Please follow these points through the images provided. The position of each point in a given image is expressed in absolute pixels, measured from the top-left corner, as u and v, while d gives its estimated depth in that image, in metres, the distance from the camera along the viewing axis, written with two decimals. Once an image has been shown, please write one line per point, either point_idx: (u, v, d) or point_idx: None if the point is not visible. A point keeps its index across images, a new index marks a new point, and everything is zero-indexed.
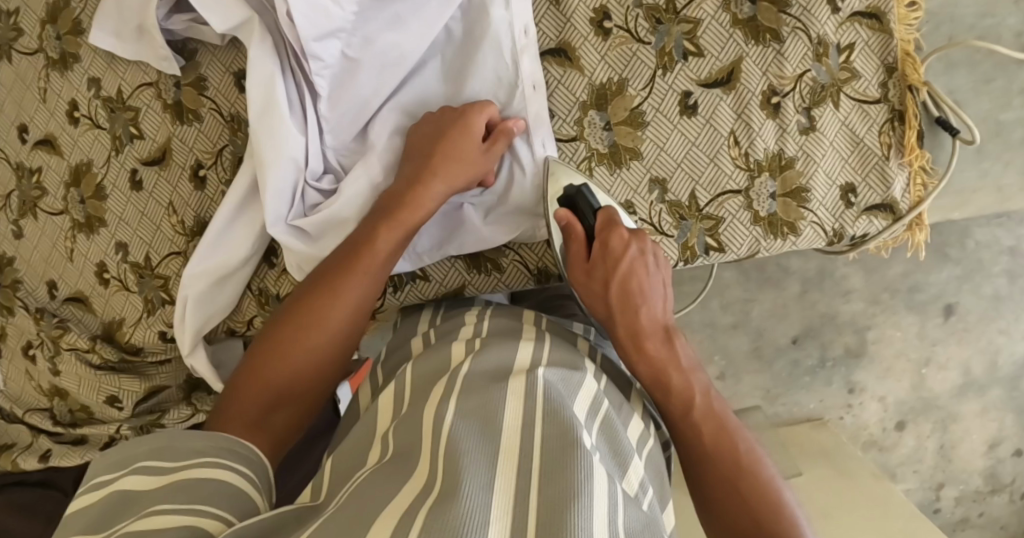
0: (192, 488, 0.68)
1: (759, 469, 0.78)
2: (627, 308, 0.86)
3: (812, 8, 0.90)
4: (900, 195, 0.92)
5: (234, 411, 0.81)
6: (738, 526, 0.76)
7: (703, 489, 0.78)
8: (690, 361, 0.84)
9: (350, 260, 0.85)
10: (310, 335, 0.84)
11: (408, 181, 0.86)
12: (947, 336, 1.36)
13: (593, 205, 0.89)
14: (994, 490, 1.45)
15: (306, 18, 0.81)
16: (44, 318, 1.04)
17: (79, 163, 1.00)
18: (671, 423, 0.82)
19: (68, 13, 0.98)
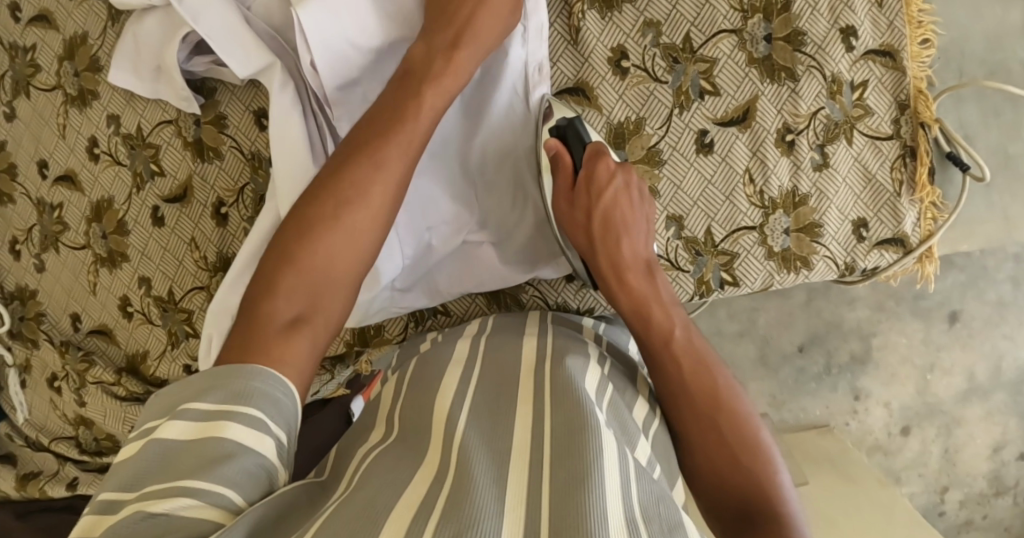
0: (224, 457, 0.60)
1: (735, 405, 0.79)
2: (608, 240, 0.85)
3: (827, 46, 0.92)
4: (910, 229, 0.94)
5: (271, 301, 0.72)
6: (712, 460, 0.77)
7: (681, 427, 0.79)
8: (671, 298, 0.85)
9: (384, 131, 0.79)
10: (347, 213, 0.77)
11: (439, 43, 0.81)
12: (951, 342, 1.38)
13: (581, 137, 0.89)
14: (999, 493, 1.45)
15: (327, 67, 0.83)
16: (70, 352, 1.06)
17: (100, 199, 1.01)
18: (652, 356, 0.81)
19: (86, 49, 0.99)
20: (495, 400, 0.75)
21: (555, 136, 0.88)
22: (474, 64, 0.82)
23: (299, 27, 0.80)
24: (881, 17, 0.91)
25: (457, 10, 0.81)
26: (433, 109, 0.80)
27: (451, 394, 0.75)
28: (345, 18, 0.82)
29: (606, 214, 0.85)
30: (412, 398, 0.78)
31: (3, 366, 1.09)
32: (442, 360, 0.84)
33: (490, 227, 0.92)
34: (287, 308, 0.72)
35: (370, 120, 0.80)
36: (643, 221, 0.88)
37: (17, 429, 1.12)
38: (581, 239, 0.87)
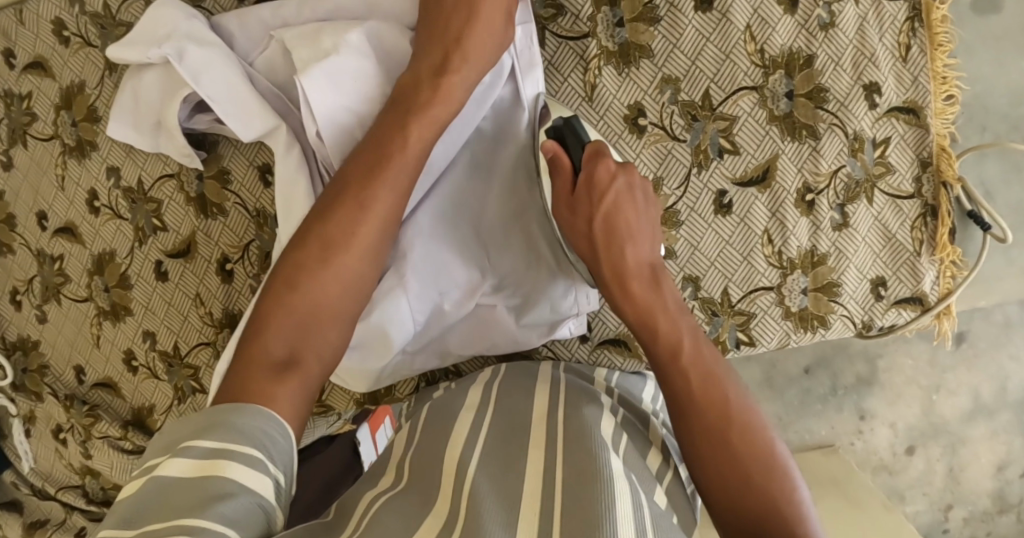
0: (226, 496, 0.55)
1: (748, 419, 0.73)
2: (610, 247, 0.80)
3: (850, 103, 0.89)
4: (929, 287, 0.93)
5: (261, 341, 0.67)
6: (726, 488, 0.71)
7: (691, 444, 0.73)
8: (679, 305, 0.80)
9: (376, 158, 0.75)
10: (341, 247, 0.72)
11: (428, 70, 0.77)
12: (956, 363, 1.28)
13: (581, 140, 0.84)
14: (1004, 511, 1.36)
15: (336, 137, 0.80)
16: (74, 406, 1.04)
17: (101, 252, 0.99)
18: (659, 369, 0.77)
19: (83, 99, 0.96)
20: (506, 460, 0.72)
21: (552, 137, 0.85)
22: (467, 91, 0.78)
23: (304, 95, 0.79)
24: (905, 71, 0.89)
25: (450, 41, 0.77)
26: (423, 137, 0.76)
27: (461, 458, 0.73)
28: (351, 86, 0.80)
29: (608, 219, 0.80)
30: (422, 459, 0.75)
31: (7, 416, 1.08)
32: (453, 414, 0.82)
33: (503, 290, 0.89)
34: (277, 350, 0.67)
35: (363, 149, 0.76)
36: (648, 226, 0.83)
37: (24, 477, 1.10)
38: (582, 246, 0.82)
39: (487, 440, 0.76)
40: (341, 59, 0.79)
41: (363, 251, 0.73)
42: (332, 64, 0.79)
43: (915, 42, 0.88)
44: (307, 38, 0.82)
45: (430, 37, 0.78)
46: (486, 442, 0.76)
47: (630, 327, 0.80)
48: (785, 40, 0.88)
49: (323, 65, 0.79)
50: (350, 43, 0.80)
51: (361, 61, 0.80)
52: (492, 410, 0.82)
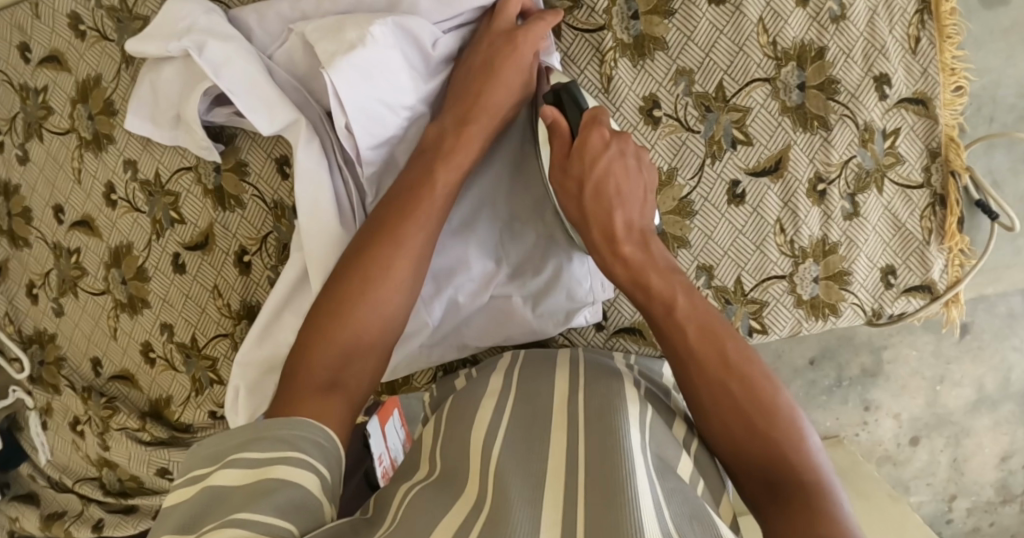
0: (276, 491, 0.60)
1: (748, 367, 0.75)
2: (598, 211, 0.81)
3: (860, 95, 0.91)
4: (938, 276, 0.94)
5: (306, 375, 0.73)
6: (734, 438, 0.73)
7: (697, 401, 0.76)
8: (668, 262, 0.81)
9: (406, 201, 0.81)
10: (377, 278, 0.78)
11: (452, 120, 0.83)
12: (962, 355, 1.30)
13: (580, 101, 0.84)
14: (1005, 501, 1.41)
15: (363, 129, 0.82)
16: (92, 398, 1.05)
17: (119, 245, 1.00)
18: (659, 328, 0.79)
19: (99, 92, 0.96)
20: (528, 444, 0.74)
21: (551, 101, 0.84)
22: (487, 139, 0.83)
23: (333, 88, 0.80)
24: (915, 63, 0.90)
25: (473, 104, 0.83)
26: (448, 184, 0.82)
27: (486, 444, 0.75)
28: (379, 78, 0.81)
29: (597, 184, 0.81)
30: (450, 449, 0.78)
31: (24, 409, 1.09)
32: (475, 400, 0.85)
33: (519, 279, 0.91)
34: (322, 366, 0.74)
35: (395, 192, 0.82)
36: (640, 188, 0.83)
37: (40, 469, 1.11)
38: (573, 210, 0.83)
39: (509, 425, 0.78)
40: (370, 51, 0.80)
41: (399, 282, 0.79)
42: (361, 57, 0.80)
43: (925, 34, 0.89)
44: (328, 32, 0.82)
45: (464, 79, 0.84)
46: (508, 426, 0.78)
47: (624, 289, 0.82)
48: (797, 33, 0.89)
49: (351, 58, 0.80)
50: (376, 36, 0.80)
51: (389, 52, 0.81)
52: (513, 395, 0.84)
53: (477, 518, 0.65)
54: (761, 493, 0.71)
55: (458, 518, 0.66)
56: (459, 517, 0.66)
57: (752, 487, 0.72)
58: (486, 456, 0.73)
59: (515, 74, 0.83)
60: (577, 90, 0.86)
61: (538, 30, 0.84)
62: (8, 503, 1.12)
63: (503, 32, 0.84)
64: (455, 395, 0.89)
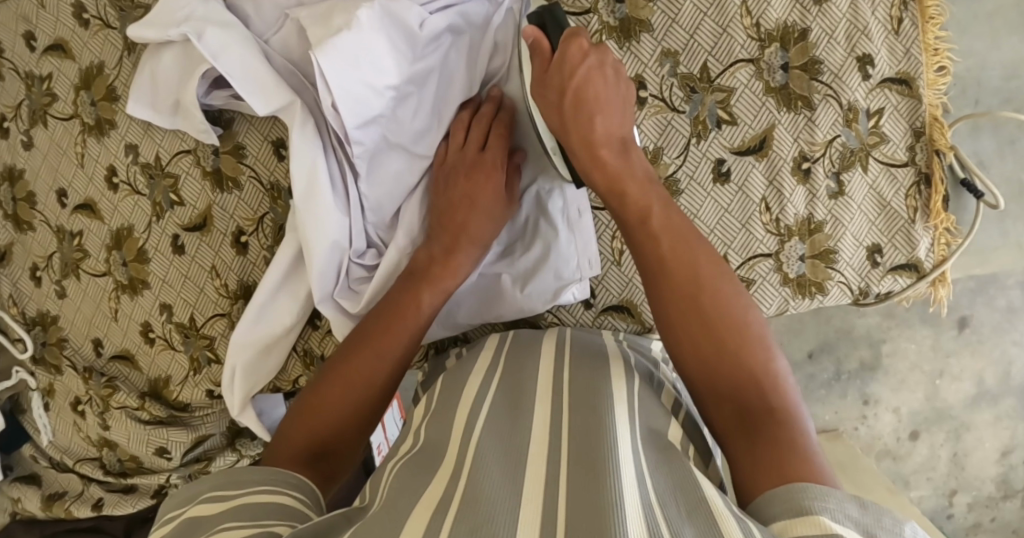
0: (258, 509, 0.66)
1: (722, 284, 0.75)
2: (579, 118, 0.81)
3: (843, 75, 0.92)
4: (924, 254, 0.95)
5: (283, 458, 0.77)
6: (700, 351, 0.73)
7: (665, 313, 0.75)
8: (646, 171, 0.82)
9: (394, 316, 0.85)
10: (357, 374, 0.82)
11: (438, 242, 0.87)
12: (961, 348, 1.30)
13: (560, 26, 0.84)
14: (1007, 496, 1.39)
15: (348, 109, 0.84)
16: (93, 377, 1.07)
17: (120, 227, 1.02)
18: (633, 239, 0.80)
19: (102, 79, 0.99)
20: (510, 418, 0.76)
21: (533, 22, 0.85)
22: (473, 262, 0.87)
23: (319, 70, 0.82)
24: (897, 44, 0.91)
25: (462, 222, 0.87)
26: (434, 305, 0.86)
27: (470, 418, 0.76)
28: (364, 62, 0.83)
29: (578, 90, 0.81)
30: (434, 418, 0.80)
31: (27, 390, 1.11)
32: (464, 376, 0.87)
33: (508, 257, 0.93)
34: (301, 450, 0.78)
35: (382, 307, 0.86)
36: (619, 101, 0.84)
37: (42, 450, 1.13)
38: (553, 120, 0.83)
39: (493, 398, 0.80)
40: (355, 35, 0.82)
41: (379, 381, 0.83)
42: (346, 40, 0.82)
43: (907, 16, 0.91)
44: (321, 16, 0.85)
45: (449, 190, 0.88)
46: (493, 397, 0.80)
47: (599, 194, 0.82)
48: (781, 14, 0.91)
49: (336, 42, 0.81)
50: (362, 20, 0.82)
51: (375, 36, 0.83)
52: (500, 371, 0.86)
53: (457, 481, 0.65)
54: (727, 418, 0.70)
55: (439, 483, 0.67)
56: (440, 483, 0.67)
57: (715, 406, 0.71)
58: (468, 426, 0.75)
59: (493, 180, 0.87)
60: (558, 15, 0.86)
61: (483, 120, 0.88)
62: (10, 484, 1.14)
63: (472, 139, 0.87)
64: (445, 373, 0.91)
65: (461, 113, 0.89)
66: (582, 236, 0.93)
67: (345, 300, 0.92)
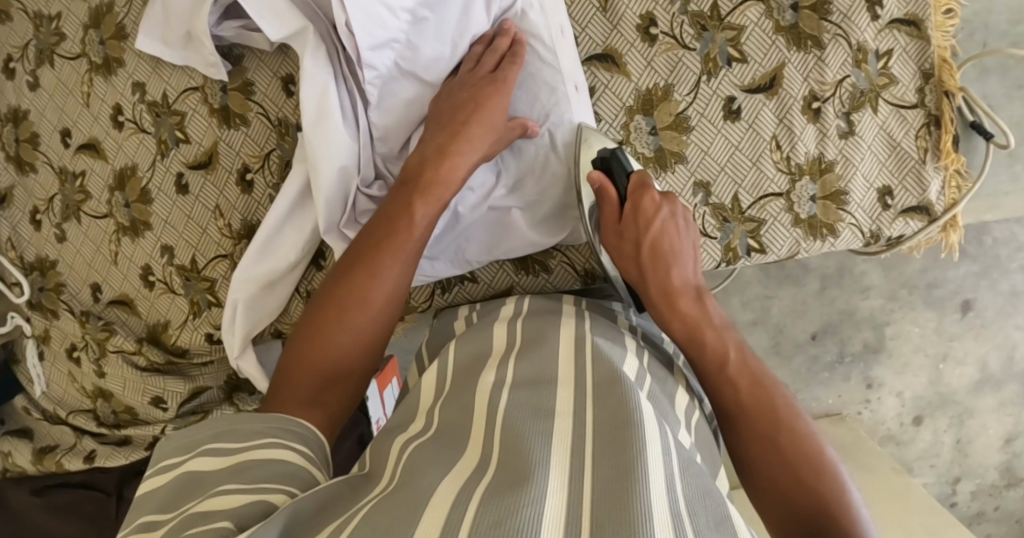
0: (258, 466, 0.66)
1: (796, 422, 0.77)
2: (658, 269, 0.85)
3: (853, 15, 0.92)
4: (935, 197, 0.95)
5: (287, 393, 0.77)
6: (781, 484, 0.74)
7: (746, 457, 0.77)
8: (722, 320, 0.83)
9: (388, 234, 0.83)
10: (354, 305, 0.81)
11: (432, 154, 0.85)
12: (964, 332, 1.28)
13: (626, 168, 0.89)
14: (1011, 485, 1.37)
15: (363, 29, 0.84)
16: (90, 321, 1.05)
17: (123, 166, 1.01)
18: (708, 386, 0.81)
19: (111, 17, 0.99)
20: (531, 388, 0.72)
21: (599, 167, 0.89)
22: (468, 169, 0.86)
23: None
24: None
25: (457, 130, 0.85)
26: (429, 216, 0.84)
27: (490, 394, 0.73)
28: None
29: (654, 243, 0.85)
30: (450, 396, 0.76)
31: (21, 337, 1.08)
32: (480, 347, 0.84)
33: (519, 191, 0.92)
34: (305, 390, 0.78)
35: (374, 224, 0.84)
36: (691, 249, 0.88)
37: (35, 403, 1.11)
38: (631, 270, 0.87)
39: (514, 364, 0.77)
40: None
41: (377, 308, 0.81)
42: None
43: None
44: None
45: (451, 101, 0.87)
46: (515, 369, 0.76)
47: (676, 341, 0.84)
48: None
49: None
50: None
51: None
52: (519, 342, 0.82)
53: (482, 477, 0.61)
54: None
55: (461, 476, 0.62)
56: (461, 474, 0.63)
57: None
58: (491, 398, 0.72)
59: (498, 99, 0.86)
60: (622, 156, 0.90)
61: (500, 48, 0.88)
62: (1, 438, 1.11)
63: (480, 71, 0.88)
64: (457, 337, 0.89)
65: (474, 49, 0.90)
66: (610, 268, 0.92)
67: (351, 230, 0.91)
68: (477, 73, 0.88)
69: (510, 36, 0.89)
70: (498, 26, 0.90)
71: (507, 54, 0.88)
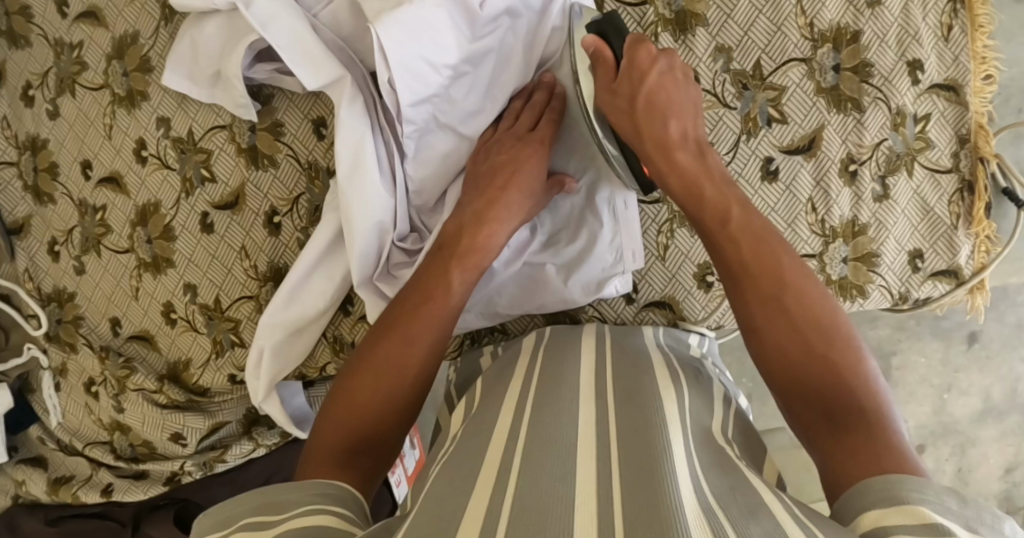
0: (301, 532, 0.63)
1: (802, 283, 0.73)
2: (653, 122, 0.81)
3: (893, 78, 0.91)
4: (965, 261, 0.95)
5: (317, 461, 0.74)
6: (789, 359, 0.70)
7: (749, 316, 0.73)
8: (721, 172, 0.81)
9: (421, 301, 0.82)
10: (388, 373, 0.79)
11: (472, 215, 0.84)
12: (970, 364, 1.29)
13: (621, 31, 0.85)
14: (1009, 513, 1.35)
15: (405, 85, 0.83)
16: (110, 358, 1.03)
17: (146, 203, 0.99)
18: (708, 235, 0.78)
19: (136, 49, 0.96)
20: (549, 399, 0.74)
21: (594, 32, 0.85)
22: (507, 235, 0.85)
23: (379, 44, 0.81)
24: (946, 50, 0.91)
25: (495, 196, 0.84)
26: (464, 282, 0.83)
27: (514, 420, 0.72)
28: (424, 36, 0.82)
29: (650, 92, 0.82)
30: (475, 422, 0.75)
31: (38, 368, 1.07)
32: (504, 379, 0.83)
33: (552, 247, 0.92)
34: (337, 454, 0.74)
35: (407, 292, 0.83)
36: (690, 102, 0.84)
37: (50, 433, 1.10)
38: (625, 125, 0.82)
39: (537, 391, 0.77)
40: (414, 9, 0.81)
41: (413, 374, 0.79)
42: (406, 15, 0.81)
43: (957, 23, 0.90)
44: None
45: (489, 163, 0.86)
46: (537, 394, 0.76)
47: (677, 201, 0.81)
48: (834, 16, 0.91)
49: (397, 15, 0.81)
50: None
51: (435, 11, 0.82)
52: (539, 369, 0.82)
53: (506, 492, 0.59)
54: (814, 421, 0.67)
55: (486, 489, 0.61)
56: (486, 485, 0.62)
57: (806, 421, 0.68)
58: (513, 423, 0.71)
59: (535, 158, 0.85)
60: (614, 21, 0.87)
61: (535, 105, 0.88)
62: (15, 466, 1.11)
63: (517, 130, 0.87)
64: (484, 371, 0.89)
65: (513, 104, 0.89)
66: (620, 182, 0.90)
67: (384, 284, 0.90)
68: (516, 131, 0.87)
69: (548, 90, 0.89)
70: (532, 81, 0.90)
71: (545, 110, 0.88)
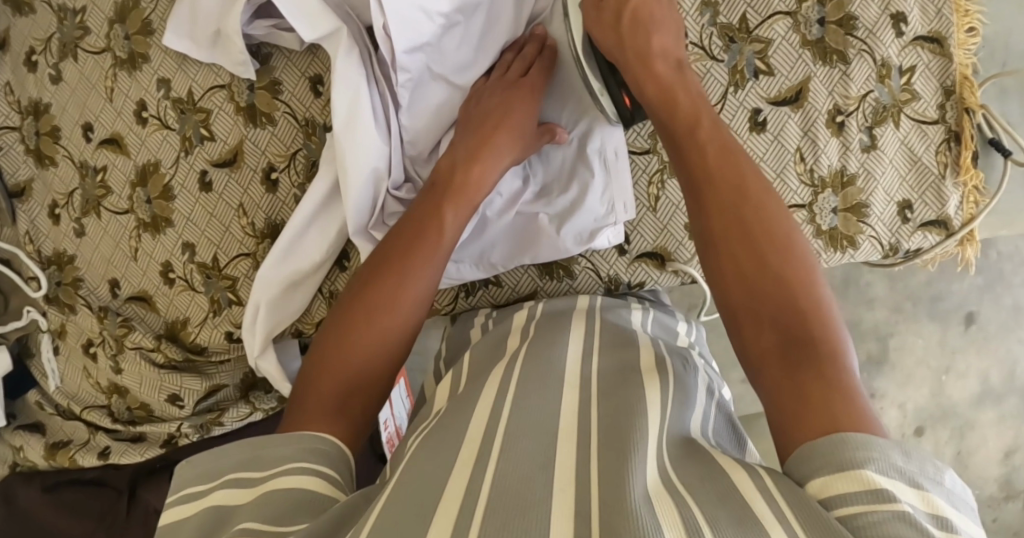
0: (281, 498, 0.62)
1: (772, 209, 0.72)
2: (636, 35, 0.84)
3: (878, 30, 0.93)
4: (954, 211, 0.96)
5: (314, 400, 0.73)
6: (748, 275, 0.69)
7: (709, 230, 0.73)
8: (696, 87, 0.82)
9: (415, 238, 0.83)
10: (381, 309, 0.79)
11: (464, 153, 0.86)
12: (967, 345, 1.29)
13: None
14: (1010, 497, 1.34)
15: (400, 32, 0.84)
16: (108, 317, 1.04)
17: (146, 162, 1.00)
18: (680, 148, 0.78)
19: (137, 13, 0.99)
20: (535, 374, 0.73)
21: None
22: (496, 177, 0.86)
23: None
24: (929, 4, 0.93)
25: (488, 136, 0.86)
26: (457, 219, 0.84)
27: (503, 383, 0.72)
28: None
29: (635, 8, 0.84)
30: (459, 395, 0.75)
31: (38, 331, 1.08)
32: (494, 357, 0.83)
33: (545, 197, 0.93)
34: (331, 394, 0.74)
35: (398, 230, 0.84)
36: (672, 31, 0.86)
37: (48, 397, 1.10)
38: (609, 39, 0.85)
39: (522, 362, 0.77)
40: None
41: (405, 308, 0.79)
42: None
43: None
44: None
45: (480, 109, 0.87)
46: (524, 365, 0.76)
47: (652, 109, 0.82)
48: None
49: None
50: None
51: None
52: (530, 340, 0.83)
53: (488, 464, 0.59)
54: (768, 346, 0.65)
55: (466, 460, 0.61)
56: (469, 453, 0.62)
57: (759, 346, 0.66)
58: (497, 392, 0.71)
59: (526, 103, 0.87)
60: None
61: (528, 54, 0.89)
62: (12, 432, 1.11)
63: (509, 78, 0.88)
64: (474, 343, 0.90)
65: (504, 56, 0.91)
66: (610, 133, 0.92)
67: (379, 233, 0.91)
68: (509, 78, 0.88)
69: (540, 41, 0.91)
70: (525, 32, 0.92)
71: (535, 61, 0.89)
